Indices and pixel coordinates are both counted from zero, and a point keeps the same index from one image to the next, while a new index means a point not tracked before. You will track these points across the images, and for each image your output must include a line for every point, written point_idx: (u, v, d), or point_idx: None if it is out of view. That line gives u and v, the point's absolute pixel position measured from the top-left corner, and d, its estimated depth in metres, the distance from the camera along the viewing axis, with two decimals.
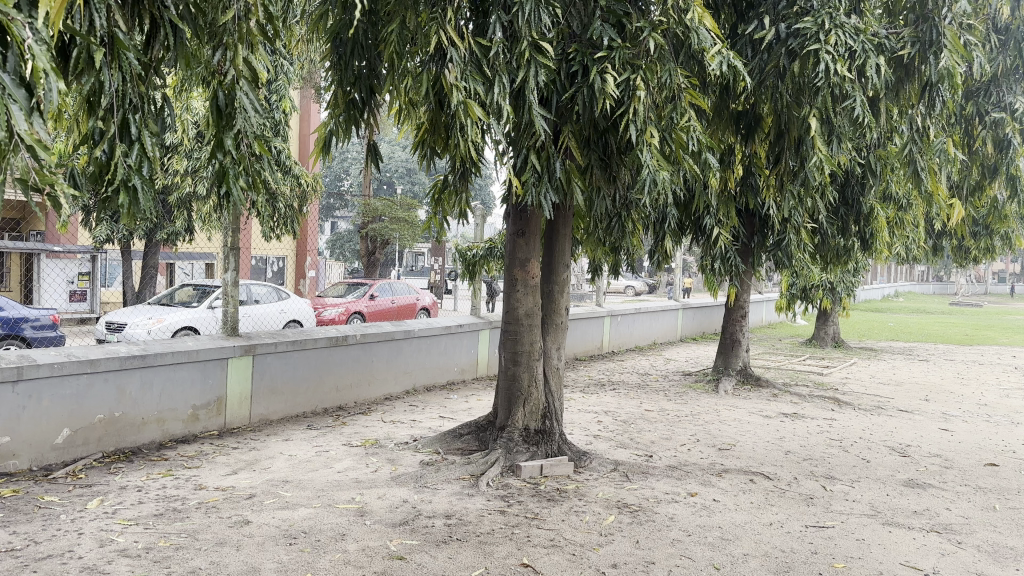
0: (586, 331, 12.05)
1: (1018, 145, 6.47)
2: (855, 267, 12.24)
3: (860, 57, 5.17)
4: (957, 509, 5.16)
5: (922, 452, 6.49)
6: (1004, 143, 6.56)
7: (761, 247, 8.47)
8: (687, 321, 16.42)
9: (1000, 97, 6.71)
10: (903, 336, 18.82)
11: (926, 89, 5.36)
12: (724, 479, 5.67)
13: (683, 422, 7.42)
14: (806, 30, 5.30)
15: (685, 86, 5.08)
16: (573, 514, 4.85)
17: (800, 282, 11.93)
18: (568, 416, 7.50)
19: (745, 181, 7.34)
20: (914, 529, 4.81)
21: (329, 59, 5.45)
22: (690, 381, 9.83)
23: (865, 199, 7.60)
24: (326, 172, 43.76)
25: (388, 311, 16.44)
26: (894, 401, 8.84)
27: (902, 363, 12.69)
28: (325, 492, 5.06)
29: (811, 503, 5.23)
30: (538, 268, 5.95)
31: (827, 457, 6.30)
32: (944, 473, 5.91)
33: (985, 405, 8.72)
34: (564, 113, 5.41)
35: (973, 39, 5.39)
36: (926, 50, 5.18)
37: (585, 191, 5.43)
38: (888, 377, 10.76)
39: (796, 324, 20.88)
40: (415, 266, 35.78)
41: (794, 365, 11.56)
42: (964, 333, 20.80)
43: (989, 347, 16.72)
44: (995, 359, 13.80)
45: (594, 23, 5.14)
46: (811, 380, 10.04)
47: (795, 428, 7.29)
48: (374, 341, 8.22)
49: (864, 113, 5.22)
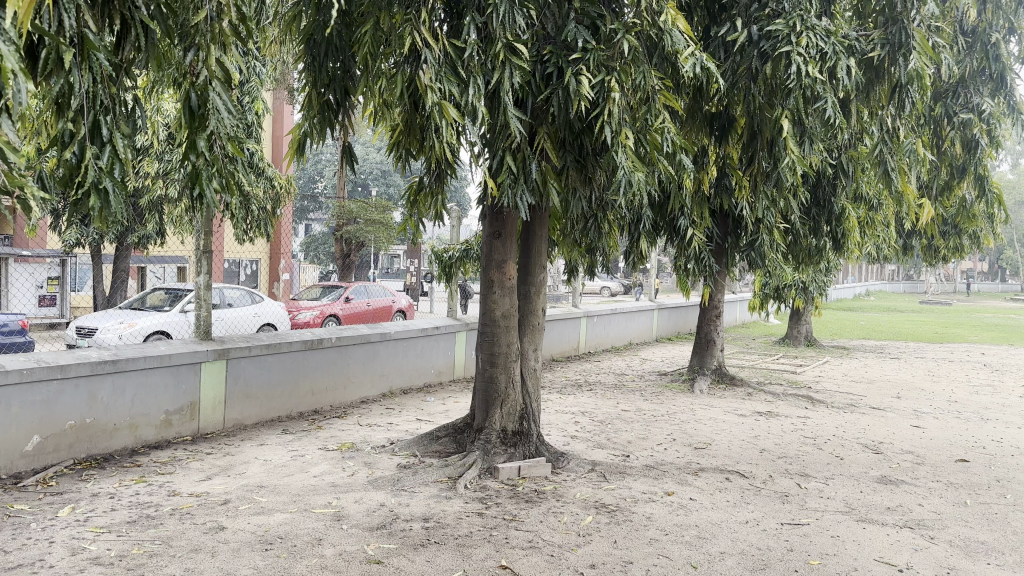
0: (562, 332, 12.07)
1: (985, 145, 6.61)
2: (827, 266, 12.39)
3: (831, 59, 5.23)
4: (929, 505, 5.24)
5: (894, 449, 6.58)
6: (971, 144, 6.65)
7: (736, 247, 8.54)
8: (663, 321, 16.53)
9: (969, 98, 6.64)
10: (875, 335, 19.08)
11: (896, 91, 5.42)
12: (700, 478, 5.71)
13: (660, 422, 7.46)
14: (778, 32, 5.33)
15: (658, 87, 5.14)
16: (552, 515, 4.86)
17: (773, 282, 12.05)
18: (546, 417, 7.51)
19: (719, 182, 7.44)
20: (888, 525, 4.87)
21: (303, 61, 5.41)
22: (666, 380, 9.88)
23: (837, 199, 7.69)
24: (300, 174, 43.43)
25: (363, 314, 16.36)
26: (866, 399, 8.95)
27: (873, 361, 12.86)
28: (301, 497, 5.02)
29: (786, 501, 5.28)
30: (515, 269, 5.94)
31: (801, 455, 6.37)
32: (915, 469, 5.99)
33: (956, 402, 8.85)
34: (539, 115, 5.42)
35: (941, 42, 5.46)
36: (895, 52, 5.25)
37: (561, 192, 5.43)
38: (860, 375, 10.90)
39: (769, 324, 21.08)
40: (390, 269, 35.60)
41: (768, 363, 11.68)
42: (934, 332, 21.14)
43: (957, 345, 17.00)
44: (964, 357, 14.03)
45: (568, 25, 5.16)
46: (785, 379, 10.14)
47: (769, 426, 7.36)
48: (349, 344, 8.17)
49: (835, 115, 5.28)
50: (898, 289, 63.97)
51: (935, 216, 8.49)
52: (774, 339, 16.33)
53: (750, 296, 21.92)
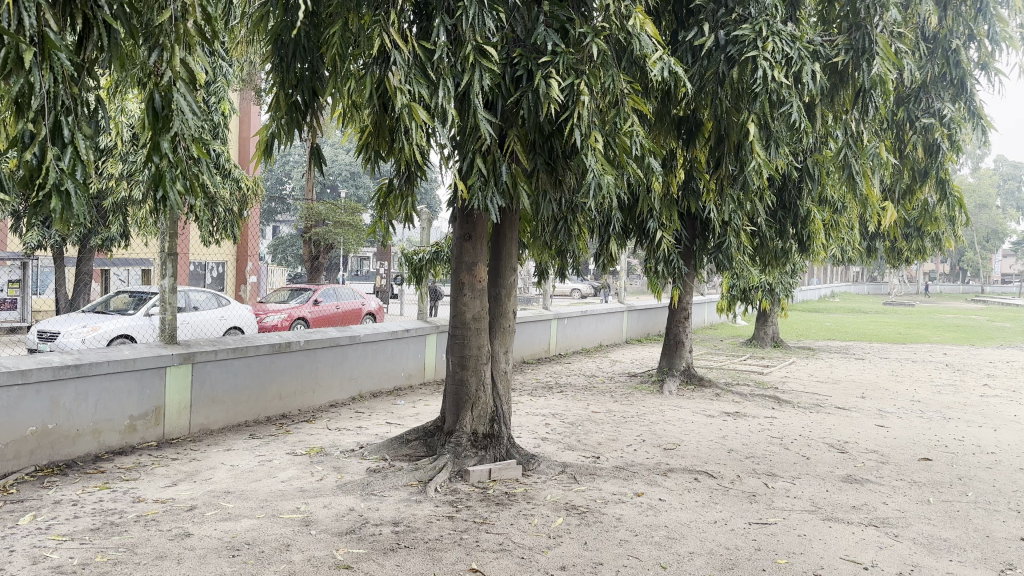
0: (533, 334, 12.08)
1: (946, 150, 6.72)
2: (793, 268, 12.56)
3: (796, 64, 5.30)
4: (893, 503, 5.33)
5: (859, 448, 6.69)
6: (933, 148, 6.78)
7: (704, 249, 8.60)
8: (632, 323, 16.62)
9: (930, 103, 6.83)
10: (840, 336, 19.38)
11: (859, 96, 5.50)
12: (670, 479, 5.75)
13: (629, 423, 7.50)
14: (744, 37, 5.39)
15: (627, 91, 5.19)
16: (522, 517, 4.86)
17: (741, 283, 12.19)
18: (516, 420, 7.50)
19: (687, 185, 7.50)
20: (854, 524, 4.95)
21: (270, 61, 5.36)
22: (635, 382, 9.93)
23: (802, 202, 7.79)
24: (268, 176, 42.97)
25: (332, 316, 16.25)
26: (831, 399, 9.09)
27: (838, 362, 13.07)
28: (269, 502, 4.96)
29: (753, 500, 5.34)
30: (485, 272, 5.93)
31: (768, 454, 6.44)
32: (880, 468, 6.10)
33: (918, 401, 9.02)
34: (509, 117, 5.42)
35: (903, 48, 5.55)
36: (859, 58, 5.33)
37: (531, 195, 5.43)
38: (825, 375, 11.07)
39: (736, 325, 21.32)
40: (359, 271, 35.37)
41: (736, 364, 11.80)
42: (897, 332, 21.54)
43: (918, 346, 17.34)
44: (926, 357, 14.32)
45: (538, 28, 5.17)
46: (752, 380, 10.25)
47: (737, 426, 7.44)
48: (318, 347, 8.10)
49: (801, 119, 5.34)
50: (862, 291, 65.06)
51: (897, 219, 8.64)
52: (741, 340, 16.51)
53: (717, 298, 22.14)
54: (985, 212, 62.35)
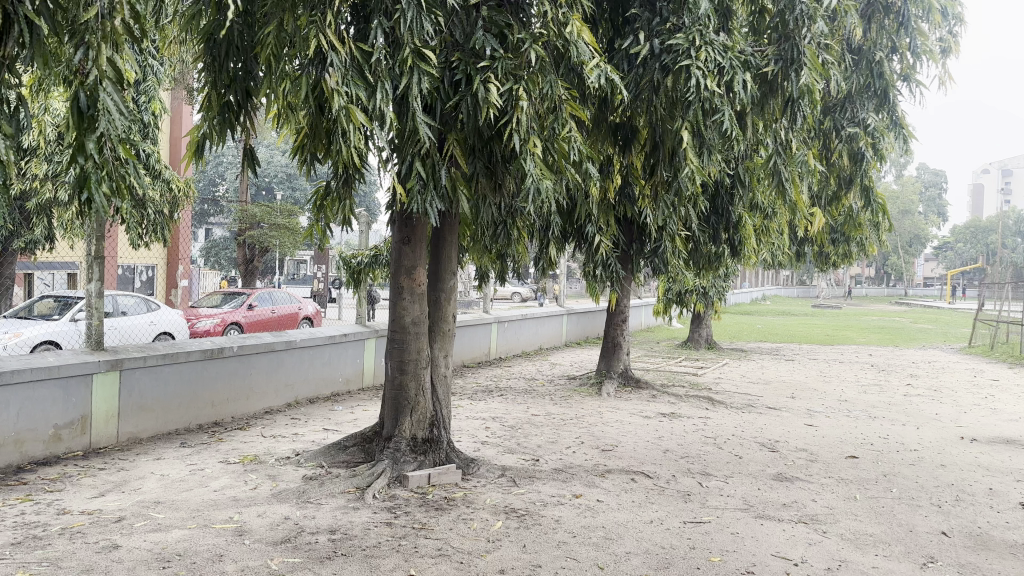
0: (473, 338, 12.08)
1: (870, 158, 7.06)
2: (726, 272, 12.87)
3: (729, 73, 5.44)
4: (822, 500, 5.51)
5: (789, 447, 6.88)
6: (858, 156, 7.07)
7: (640, 254, 8.73)
8: (571, 326, 16.78)
9: (855, 113, 7.06)
10: (771, 337, 19.95)
11: (788, 105, 5.67)
12: (607, 480, 5.82)
13: (568, 425, 7.56)
14: (679, 46, 5.50)
15: (565, 97, 5.24)
16: (461, 522, 4.85)
17: (677, 287, 12.42)
18: (456, 424, 7.49)
19: (624, 190, 7.60)
20: (784, 521, 5.09)
21: (201, 60, 5.23)
22: (574, 384, 10.02)
23: (735, 208, 7.97)
24: (201, 177, 41.94)
25: (268, 321, 15.98)
26: (763, 399, 9.34)
27: (770, 363, 13.45)
28: (201, 511, 4.83)
29: (688, 500, 5.45)
30: (424, 276, 5.89)
31: (703, 454, 6.58)
32: (809, 466, 6.29)
33: (844, 401, 9.35)
34: (448, 121, 5.41)
35: (830, 59, 5.73)
36: (788, 68, 5.49)
37: (471, 199, 5.43)
38: (757, 376, 11.38)
39: (672, 327, 21.73)
40: (296, 275, 34.82)
41: (672, 366, 12.02)
42: (825, 334, 22.27)
43: (843, 347, 17.97)
44: (851, 358, 14.86)
45: (476, 33, 5.17)
46: (687, 381, 10.46)
47: (673, 427, 7.58)
48: (252, 353, 7.93)
49: (733, 127, 5.48)
50: (792, 294, 67.00)
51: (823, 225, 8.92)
52: (676, 343, 16.81)
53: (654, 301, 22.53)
54: (907, 218, 64.99)
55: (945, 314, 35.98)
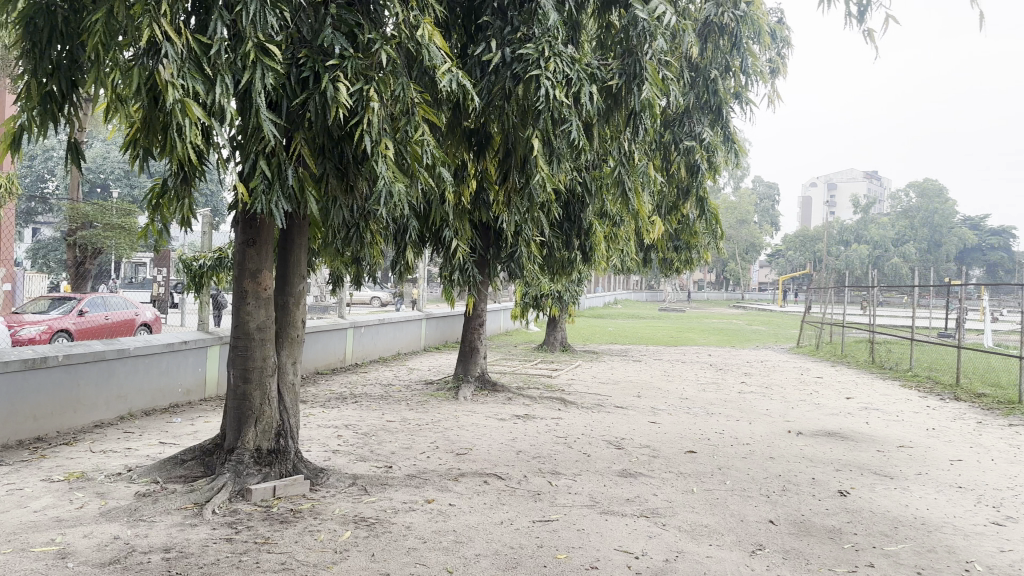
0: (327, 344, 11.80)
1: (706, 171, 7.39)
2: (580, 276, 13.28)
3: (576, 84, 5.60)
4: (663, 494, 5.76)
5: (635, 443, 7.17)
6: (693, 168, 7.30)
7: (496, 258, 8.81)
8: (430, 330, 16.77)
9: (693, 127, 7.38)
10: (621, 340, 20.78)
11: (632, 118, 5.90)
12: (460, 483, 5.83)
13: (423, 430, 7.52)
14: (528, 55, 5.60)
15: (417, 100, 5.21)
16: (307, 533, 4.71)
17: (533, 291, 12.66)
18: (306, 432, 7.26)
19: (478, 196, 7.65)
20: (628, 516, 5.29)
21: (18, 45, 4.79)
22: (431, 389, 9.98)
23: (586, 215, 8.20)
24: (27, 172, 38.57)
25: (102, 328, 14.93)
26: (612, 399, 9.69)
27: (620, 364, 13.99)
28: (16, 536, 4.41)
29: (538, 499, 5.55)
30: (271, 279, 5.67)
31: (553, 453, 6.73)
32: (652, 461, 6.57)
33: (687, 399, 9.85)
34: (296, 119, 5.24)
35: (670, 76, 6.02)
36: (631, 82, 5.73)
37: (320, 201, 5.29)
38: (607, 376, 11.80)
39: (528, 331, 22.17)
40: (136, 279, 32.73)
41: (527, 369, 12.24)
42: (671, 336, 23.47)
43: (686, 347, 18.97)
44: (694, 358, 15.73)
45: (325, 31, 5.04)
46: (542, 383, 10.69)
47: (526, 428, 7.71)
48: (81, 363, 7.36)
49: (580, 137, 5.63)
50: (643, 299, 70.22)
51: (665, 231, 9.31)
52: (533, 345, 17.17)
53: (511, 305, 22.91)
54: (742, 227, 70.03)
55: (775, 317, 38.80)
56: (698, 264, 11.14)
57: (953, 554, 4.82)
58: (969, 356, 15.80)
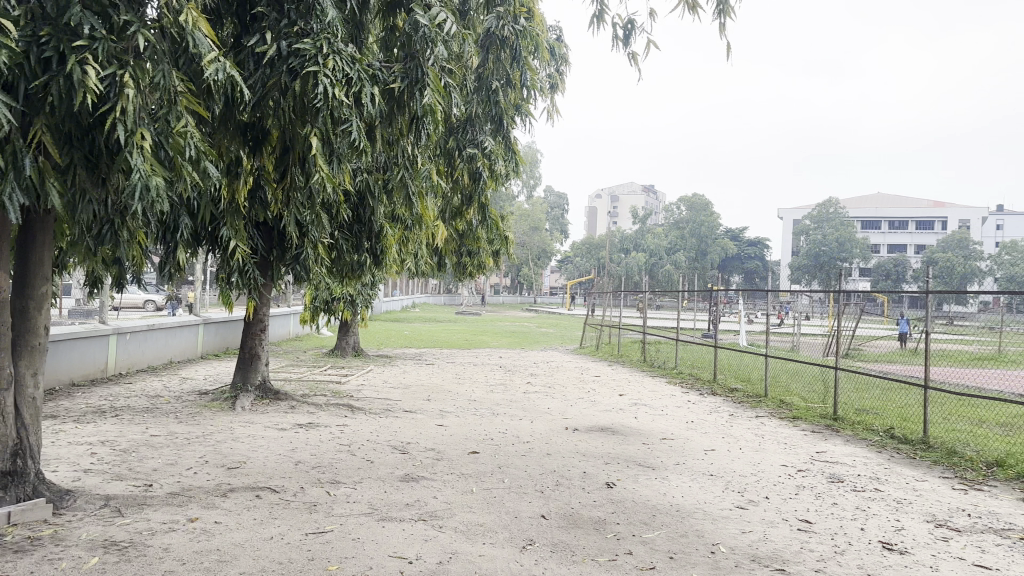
0: (85, 352, 10.78)
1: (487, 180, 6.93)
2: (372, 280, 13.16)
3: (355, 84, 5.52)
4: (442, 496, 5.82)
5: (418, 448, 7.19)
6: (475, 175, 7.08)
7: (282, 260, 8.45)
8: (208, 337, 15.85)
9: (475, 134, 6.92)
10: (415, 343, 20.84)
11: (414, 122, 5.90)
12: (229, 499, 5.53)
13: (192, 444, 7.06)
14: (306, 51, 5.42)
15: (182, 90, 4.88)
16: (46, 563, 4.25)
17: (323, 295, 12.35)
18: (55, 451, 6.56)
19: (256, 194, 7.27)
20: (405, 521, 5.28)
21: None
22: (207, 400, 9.41)
23: (375, 217, 8.06)
24: None
25: None
26: (400, 403, 9.66)
27: (411, 368, 14.01)
28: None
29: (313, 510, 5.39)
30: (5, 281, 5.06)
31: (334, 462, 6.59)
32: (434, 465, 6.62)
33: (473, 401, 10.05)
34: (36, 103, 4.72)
35: (451, 83, 6.08)
36: (413, 86, 5.73)
37: (67, 194, 4.80)
38: (397, 381, 11.76)
39: (320, 337, 21.62)
40: None
41: (314, 375, 11.90)
42: (465, 339, 23.90)
43: (480, 350, 19.35)
44: (485, 360, 16.12)
45: (71, 6, 4.56)
46: (328, 390, 10.44)
47: (307, 438, 7.47)
48: None
49: (359, 138, 5.53)
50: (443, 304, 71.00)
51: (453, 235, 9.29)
52: (323, 351, 16.75)
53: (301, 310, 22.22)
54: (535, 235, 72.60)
55: (561, 321, 40.58)
56: (490, 269, 11.40)
57: (701, 537, 5.28)
58: (726, 353, 17.49)
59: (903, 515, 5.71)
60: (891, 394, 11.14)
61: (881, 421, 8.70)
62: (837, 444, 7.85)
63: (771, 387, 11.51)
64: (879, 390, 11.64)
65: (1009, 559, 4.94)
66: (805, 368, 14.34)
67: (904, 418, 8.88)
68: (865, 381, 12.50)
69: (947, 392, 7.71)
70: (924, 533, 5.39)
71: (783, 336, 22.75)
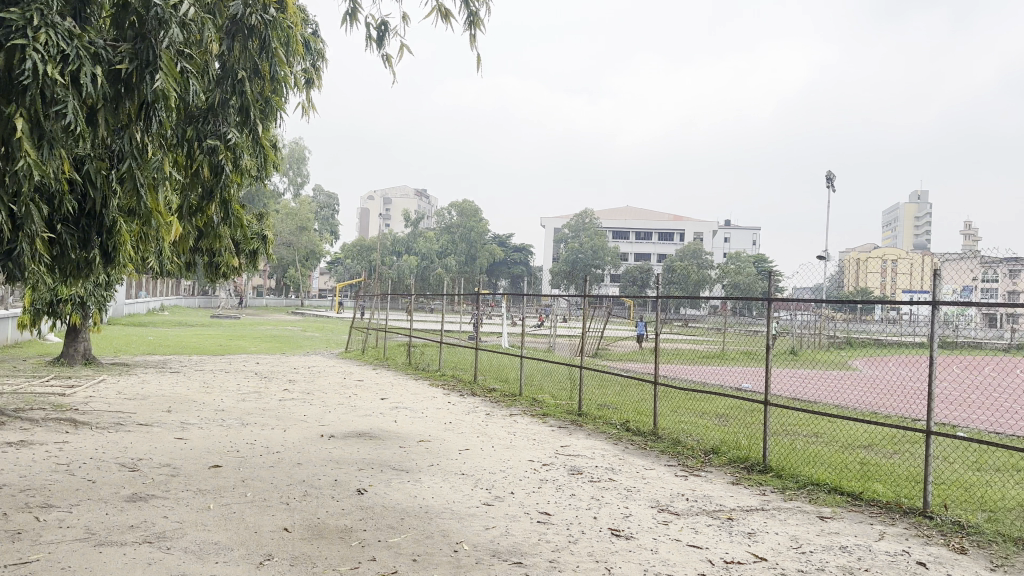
0: None
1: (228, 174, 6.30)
2: (106, 281, 12.02)
3: (74, 62, 5.07)
4: (174, 515, 5.40)
5: (152, 464, 6.62)
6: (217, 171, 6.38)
7: None
8: None
9: (219, 125, 6.33)
10: (163, 350, 19.34)
11: (144, 109, 5.50)
12: None
13: None
14: (12, 22, 4.93)
15: None
16: None
17: (44, 295, 11.07)
18: None
19: None
20: (126, 545, 4.82)
21: None
22: None
23: None
24: None
25: None
26: (136, 416, 8.87)
27: (152, 377, 12.94)
28: None
29: (14, 540, 4.76)
30: None
31: (46, 485, 5.87)
32: (167, 482, 6.13)
33: (221, 410, 9.47)
34: None
35: (190, 71, 5.76)
36: (143, 69, 5.37)
37: None
38: (134, 391, 10.79)
39: (46, 344, 19.31)
40: None
41: (32, 387, 10.59)
42: (221, 344, 22.58)
43: (237, 356, 18.32)
44: (240, 367, 15.33)
45: None
46: (48, 403, 9.32)
47: (15, 458, 6.60)
48: None
49: (75, 121, 5.02)
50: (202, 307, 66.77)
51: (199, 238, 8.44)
52: (47, 360, 14.97)
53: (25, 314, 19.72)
54: None
55: (323, 325, 39.73)
56: (241, 272, 10.82)
57: (446, 538, 5.34)
58: (488, 356, 18.04)
59: (632, 502, 6.19)
60: (631, 390, 12.12)
61: (619, 416, 9.42)
62: (580, 438, 8.36)
63: (526, 387, 12.03)
64: (620, 387, 12.57)
65: (716, 537, 5.52)
66: (558, 368, 15.16)
67: (638, 413, 9.65)
68: (609, 378, 13.49)
69: (673, 387, 8.49)
70: (648, 518, 5.87)
71: (540, 337, 24.06)
